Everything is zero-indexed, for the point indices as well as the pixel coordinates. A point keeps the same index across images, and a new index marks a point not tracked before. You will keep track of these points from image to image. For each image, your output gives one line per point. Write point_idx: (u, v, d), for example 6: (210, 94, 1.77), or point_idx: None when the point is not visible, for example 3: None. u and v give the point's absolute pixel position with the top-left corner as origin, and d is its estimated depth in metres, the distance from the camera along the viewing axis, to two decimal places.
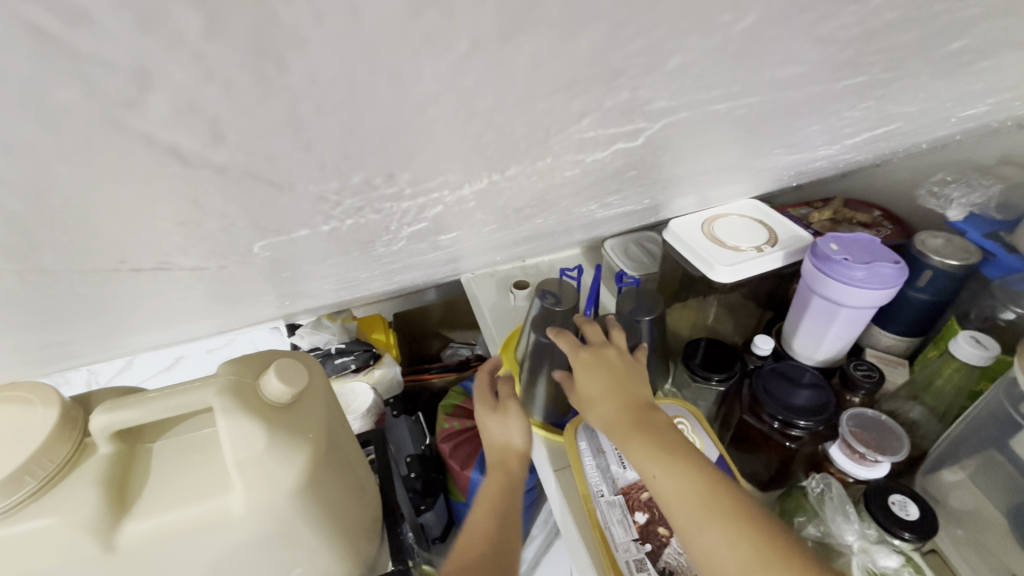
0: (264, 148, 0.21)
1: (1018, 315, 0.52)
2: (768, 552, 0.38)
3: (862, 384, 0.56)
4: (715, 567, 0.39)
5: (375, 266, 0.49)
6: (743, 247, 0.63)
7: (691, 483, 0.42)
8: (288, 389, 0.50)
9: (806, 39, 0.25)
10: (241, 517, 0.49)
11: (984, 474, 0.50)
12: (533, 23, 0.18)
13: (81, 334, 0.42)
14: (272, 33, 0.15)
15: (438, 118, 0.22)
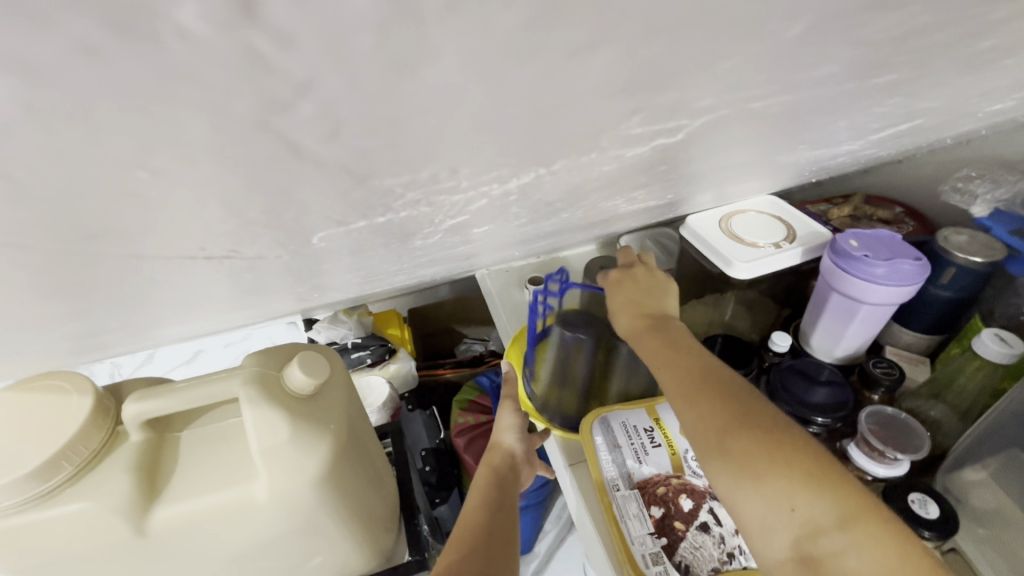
0: (337, 149, 0.23)
1: None
2: (742, 419, 0.41)
3: (881, 381, 0.56)
4: (694, 431, 0.42)
5: (397, 262, 0.50)
6: (761, 243, 0.62)
7: (686, 373, 0.46)
8: (310, 382, 0.51)
9: (853, 39, 0.26)
10: (265, 504, 0.50)
11: (1008, 473, 0.50)
12: (604, 30, 0.20)
13: (119, 325, 0.44)
14: (376, 46, 0.17)
15: (497, 117, 0.24)
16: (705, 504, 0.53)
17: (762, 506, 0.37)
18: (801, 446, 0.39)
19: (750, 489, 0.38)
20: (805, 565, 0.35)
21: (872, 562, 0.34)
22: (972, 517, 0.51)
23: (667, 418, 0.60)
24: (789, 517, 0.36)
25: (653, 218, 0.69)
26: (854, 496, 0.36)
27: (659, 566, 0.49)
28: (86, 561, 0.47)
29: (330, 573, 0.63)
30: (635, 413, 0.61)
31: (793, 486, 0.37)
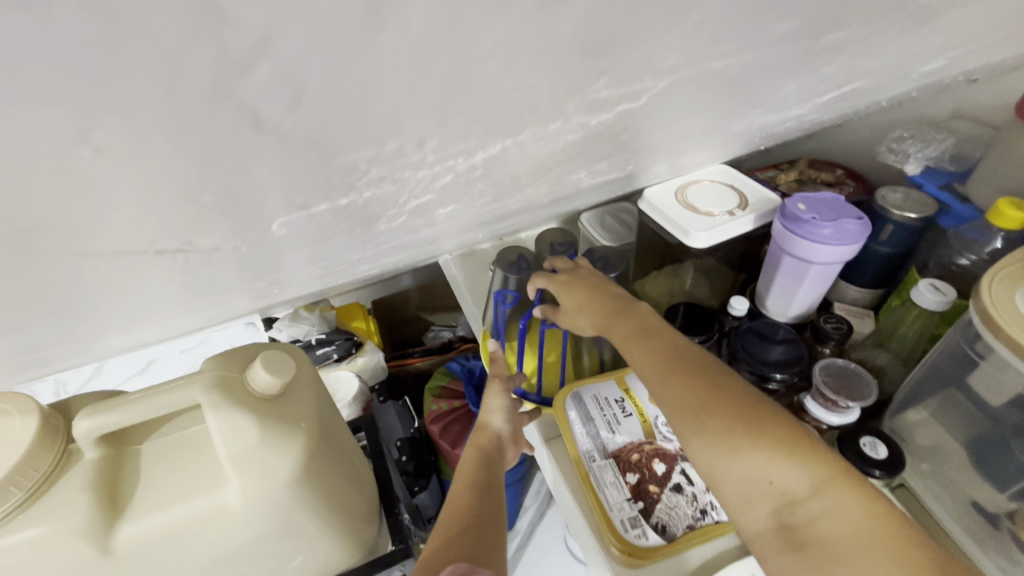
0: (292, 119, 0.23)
1: (970, 262, 0.55)
2: (714, 397, 0.42)
3: (832, 336, 0.59)
4: (672, 412, 0.44)
5: (358, 252, 0.49)
6: (716, 211, 0.64)
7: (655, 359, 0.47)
8: (277, 381, 0.49)
9: None
10: (240, 509, 0.49)
11: (945, 410, 0.54)
12: None
13: (60, 337, 0.41)
14: None
15: None
16: (677, 466, 0.55)
17: (744, 482, 0.39)
18: (772, 419, 0.41)
19: (730, 467, 0.40)
20: (785, 533, 0.38)
21: (848, 525, 0.36)
22: (916, 455, 0.55)
23: (635, 387, 0.62)
24: (770, 492, 0.39)
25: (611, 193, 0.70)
26: (826, 461, 0.39)
27: (638, 529, 0.51)
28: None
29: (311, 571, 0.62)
30: (606, 386, 0.63)
31: (770, 458, 0.39)
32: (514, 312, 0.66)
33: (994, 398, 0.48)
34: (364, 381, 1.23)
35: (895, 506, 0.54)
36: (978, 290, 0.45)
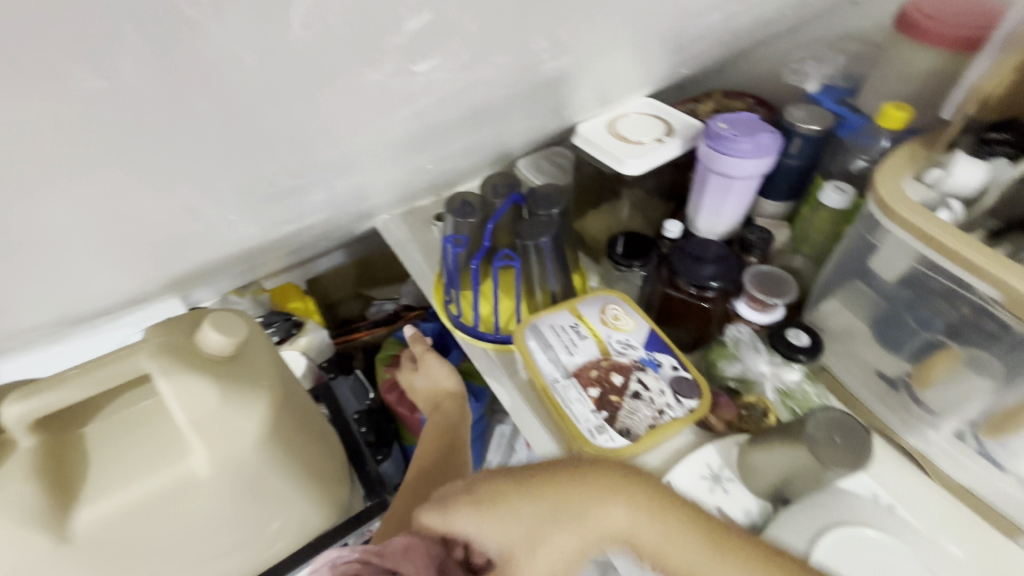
0: None
1: (866, 163, 0.61)
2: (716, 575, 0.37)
3: (756, 245, 0.66)
4: None
5: (292, 185, 0.47)
6: (645, 139, 0.67)
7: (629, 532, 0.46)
8: (230, 341, 0.47)
9: None
10: (207, 475, 0.47)
11: (851, 298, 0.61)
12: None
13: None
14: None
15: None
16: (633, 375, 0.59)
17: None
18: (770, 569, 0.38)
19: None
20: None
21: None
22: (831, 338, 0.63)
23: (587, 313, 0.65)
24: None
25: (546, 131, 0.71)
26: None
27: (605, 434, 0.55)
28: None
29: (289, 534, 0.62)
30: (559, 314, 0.65)
31: None
32: (467, 254, 0.68)
33: (890, 276, 0.55)
34: (312, 359, 1.20)
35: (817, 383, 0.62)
36: (876, 180, 0.51)
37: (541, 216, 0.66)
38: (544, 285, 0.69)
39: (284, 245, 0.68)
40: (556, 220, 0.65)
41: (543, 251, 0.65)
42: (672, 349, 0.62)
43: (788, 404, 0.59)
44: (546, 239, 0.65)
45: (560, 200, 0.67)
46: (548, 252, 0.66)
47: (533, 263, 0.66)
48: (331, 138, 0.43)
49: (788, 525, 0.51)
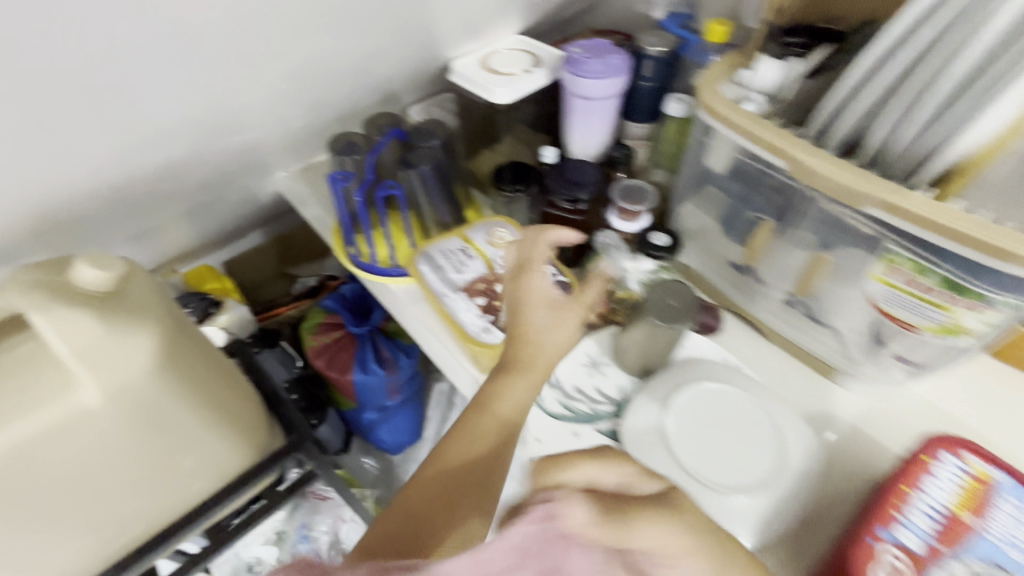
0: None
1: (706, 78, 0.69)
2: None
3: (620, 160, 0.73)
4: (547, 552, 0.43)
5: (149, 122, 0.48)
6: (514, 71, 0.72)
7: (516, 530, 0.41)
8: (106, 275, 0.48)
9: None
10: (100, 406, 0.49)
11: (703, 201, 0.68)
12: None
13: None
14: None
15: None
16: None
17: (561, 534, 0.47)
18: None
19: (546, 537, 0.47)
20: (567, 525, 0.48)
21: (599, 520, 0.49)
22: (688, 237, 0.71)
23: (475, 237, 0.70)
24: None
25: (423, 72, 0.75)
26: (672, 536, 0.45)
27: (490, 331, 0.61)
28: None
29: (204, 474, 0.64)
30: (450, 241, 0.70)
31: None
32: (355, 186, 0.71)
33: (725, 172, 0.63)
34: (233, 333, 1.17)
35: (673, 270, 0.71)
36: (700, 94, 0.57)
37: (423, 148, 0.70)
38: (434, 213, 0.74)
39: (168, 200, 0.68)
40: (436, 150, 0.70)
41: (426, 180, 0.70)
42: (551, 258, 0.68)
43: None
44: (428, 168, 0.70)
45: (441, 132, 0.72)
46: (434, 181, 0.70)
47: (420, 193, 0.71)
48: (177, 71, 0.44)
49: (648, 389, 0.59)
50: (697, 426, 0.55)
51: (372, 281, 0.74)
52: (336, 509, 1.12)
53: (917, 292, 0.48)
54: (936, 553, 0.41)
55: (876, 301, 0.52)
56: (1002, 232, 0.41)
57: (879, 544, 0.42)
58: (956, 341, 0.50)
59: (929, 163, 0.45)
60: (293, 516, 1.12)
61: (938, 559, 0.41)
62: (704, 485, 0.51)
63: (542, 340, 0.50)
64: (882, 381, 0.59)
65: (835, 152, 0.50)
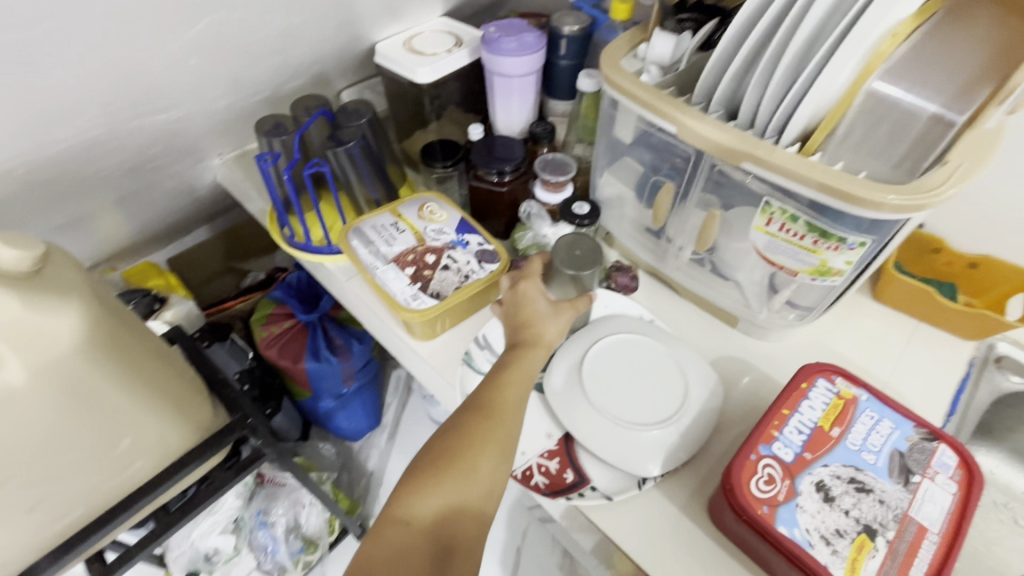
0: None
1: None
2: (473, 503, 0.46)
3: (542, 137, 0.76)
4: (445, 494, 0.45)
5: (53, 94, 0.49)
6: (436, 51, 0.75)
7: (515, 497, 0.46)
8: (27, 255, 0.48)
9: None
10: (25, 383, 0.50)
11: (617, 170, 0.73)
12: None
13: None
14: None
15: None
16: (444, 253, 0.68)
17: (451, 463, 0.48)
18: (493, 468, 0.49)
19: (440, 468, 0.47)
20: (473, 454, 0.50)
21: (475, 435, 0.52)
22: (607, 206, 0.76)
23: (405, 212, 0.73)
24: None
25: (348, 54, 0.77)
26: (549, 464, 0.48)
27: (418, 298, 0.64)
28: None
29: (142, 452, 0.65)
30: (381, 216, 0.73)
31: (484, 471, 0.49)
32: (284, 165, 0.73)
33: (632, 141, 0.68)
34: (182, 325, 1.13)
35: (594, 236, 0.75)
36: (602, 66, 0.61)
37: (351, 127, 0.73)
38: (366, 192, 0.76)
39: (90, 184, 0.68)
40: (364, 129, 0.73)
41: (355, 158, 0.72)
42: (479, 230, 0.72)
43: None
44: (356, 146, 0.72)
45: (368, 112, 0.75)
46: (362, 159, 0.73)
47: (349, 171, 0.73)
48: (76, 42, 0.45)
49: (569, 343, 0.64)
50: (611, 373, 0.60)
51: (308, 261, 0.76)
52: (292, 495, 1.14)
53: (791, 238, 0.54)
54: (804, 461, 0.47)
55: (761, 250, 0.58)
56: (849, 178, 0.47)
57: (759, 458, 0.47)
58: (829, 282, 0.56)
59: (791, 119, 0.51)
60: (250, 503, 1.12)
61: (806, 465, 0.47)
62: (614, 424, 0.56)
63: (541, 326, 0.56)
64: (775, 325, 0.65)
65: (716, 116, 0.55)
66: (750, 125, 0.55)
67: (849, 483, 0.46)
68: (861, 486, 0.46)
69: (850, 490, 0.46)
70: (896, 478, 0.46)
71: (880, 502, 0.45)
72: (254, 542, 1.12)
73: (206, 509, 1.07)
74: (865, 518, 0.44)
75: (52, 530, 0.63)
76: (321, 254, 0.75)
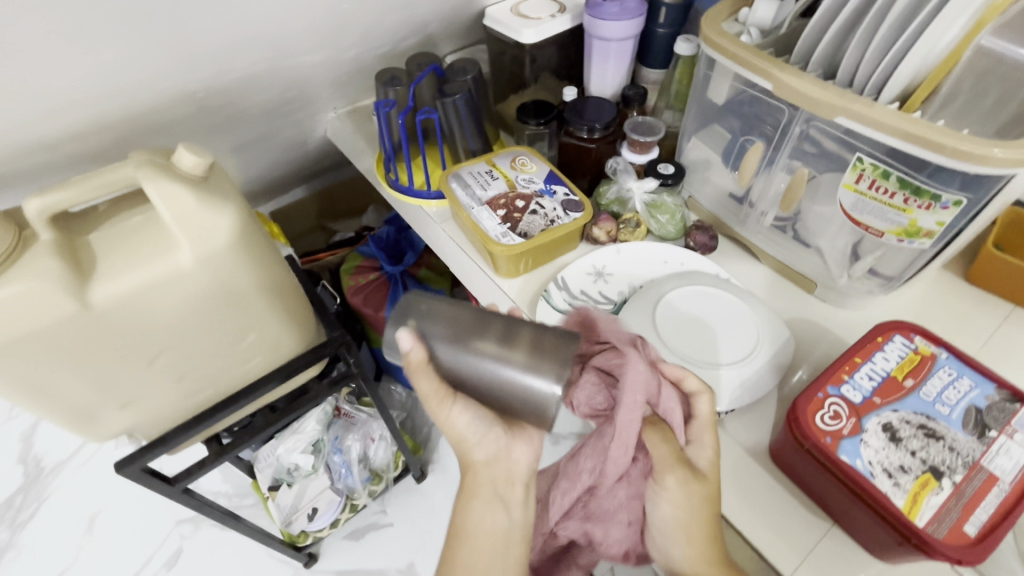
0: None
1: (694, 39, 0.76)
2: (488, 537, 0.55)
3: (634, 99, 0.79)
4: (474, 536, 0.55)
5: (234, 30, 0.59)
6: (541, 16, 0.81)
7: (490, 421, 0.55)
8: (202, 161, 0.60)
9: None
10: (192, 268, 0.61)
11: (704, 134, 0.76)
12: None
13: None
14: None
15: None
16: (532, 200, 0.74)
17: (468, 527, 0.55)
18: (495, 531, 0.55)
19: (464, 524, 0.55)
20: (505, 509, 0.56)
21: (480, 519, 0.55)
22: (691, 170, 0.79)
23: (499, 162, 0.80)
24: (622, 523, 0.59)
25: (460, 16, 0.84)
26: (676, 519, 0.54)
27: (507, 235, 0.70)
28: (38, 335, 0.56)
29: (263, 351, 0.77)
30: (477, 165, 0.80)
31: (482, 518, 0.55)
32: (396, 113, 0.81)
33: (724, 104, 0.70)
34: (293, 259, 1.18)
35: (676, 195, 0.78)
36: (704, 26, 0.64)
37: (458, 82, 0.80)
38: (464, 143, 0.84)
39: (238, 119, 0.80)
40: (470, 84, 0.80)
41: (459, 109, 0.80)
42: (566, 183, 0.77)
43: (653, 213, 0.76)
44: (461, 99, 0.79)
45: (473, 69, 0.82)
46: (465, 111, 0.80)
47: (452, 121, 0.80)
48: None
49: (644, 290, 0.67)
50: (683, 319, 0.63)
51: (408, 203, 0.85)
52: (364, 427, 1.25)
53: (881, 197, 0.55)
54: (873, 405, 0.49)
55: (847, 210, 0.59)
56: (954, 134, 0.48)
57: (826, 396, 0.49)
58: (918, 244, 0.56)
59: (892, 77, 0.52)
60: (328, 429, 1.22)
61: (874, 408, 0.48)
62: (683, 362, 0.59)
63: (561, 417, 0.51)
64: (855, 292, 0.66)
65: (815, 75, 0.57)
66: (848, 84, 0.56)
67: (919, 428, 0.47)
68: (931, 432, 0.47)
69: (918, 434, 0.47)
70: (970, 430, 0.47)
71: (950, 449, 0.46)
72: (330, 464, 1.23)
73: (291, 428, 1.17)
74: (932, 460, 0.45)
75: (188, 403, 0.75)
76: (421, 196, 0.83)
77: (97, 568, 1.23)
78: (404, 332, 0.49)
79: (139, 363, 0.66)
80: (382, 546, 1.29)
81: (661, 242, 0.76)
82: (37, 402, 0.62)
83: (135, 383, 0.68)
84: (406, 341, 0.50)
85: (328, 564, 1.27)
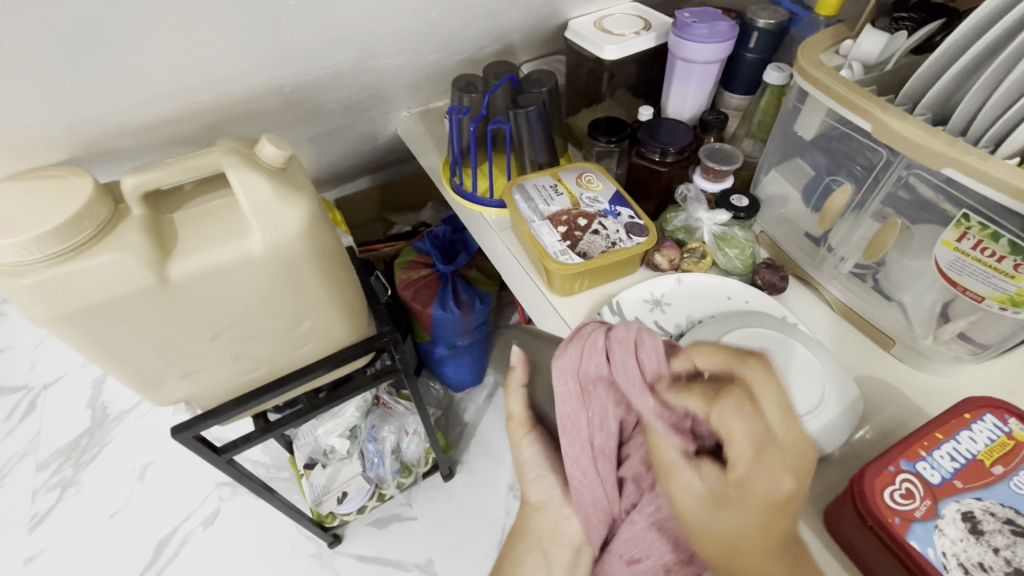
0: None
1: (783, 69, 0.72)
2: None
3: (713, 125, 0.76)
4: None
5: (328, 31, 0.61)
6: (625, 32, 0.79)
7: (553, 466, 0.53)
8: (282, 154, 0.63)
9: None
10: (261, 253, 0.63)
11: (786, 169, 0.72)
12: None
13: (109, 80, 0.55)
14: None
15: None
16: (595, 220, 0.72)
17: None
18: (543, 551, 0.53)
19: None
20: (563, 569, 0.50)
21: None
22: (766, 204, 0.75)
23: (566, 178, 0.78)
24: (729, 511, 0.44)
25: (543, 27, 0.84)
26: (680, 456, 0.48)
27: (566, 253, 0.69)
28: (118, 303, 0.60)
29: (316, 338, 0.79)
30: (543, 178, 0.79)
31: None
32: (469, 119, 0.82)
33: (811, 140, 0.66)
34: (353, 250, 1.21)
35: (747, 227, 0.74)
36: (800, 57, 0.61)
37: (533, 93, 0.80)
38: (532, 154, 0.83)
39: (319, 113, 0.83)
40: (544, 97, 0.79)
41: (531, 121, 0.79)
42: (632, 205, 0.75)
43: (721, 244, 0.73)
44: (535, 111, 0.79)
45: (549, 82, 0.82)
46: (537, 123, 0.79)
47: (523, 133, 0.80)
48: None
49: (703, 325, 0.64)
50: None
51: (469, 209, 0.85)
52: (401, 420, 1.27)
53: (986, 259, 0.50)
54: (952, 488, 0.44)
55: (943, 267, 0.54)
56: None
57: (898, 471, 0.45)
58: None
59: (1015, 129, 0.47)
60: (367, 416, 1.24)
61: (953, 492, 0.44)
62: None
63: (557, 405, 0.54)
64: (939, 356, 0.60)
65: (922, 118, 0.52)
66: (961, 132, 0.51)
67: (1006, 524, 0.42)
68: (1020, 530, 0.42)
69: (1004, 530, 0.42)
70: None
71: None
72: (364, 452, 1.25)
73: (332, 411, 1.19)
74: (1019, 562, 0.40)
75: (243, 378, 0.79)
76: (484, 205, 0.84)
77: (144, 517, 1.32)
78: (517, 348, 0.61)
79: (204, 338, 0.69)
80: (404, 539, 1.31)
81: (726, 276, 0.72)
82: (111, 364, 0.66)
83: (198, 356, 0.71)
84: (516, 358, 0.60)
85: (351, 548, 1.30)
